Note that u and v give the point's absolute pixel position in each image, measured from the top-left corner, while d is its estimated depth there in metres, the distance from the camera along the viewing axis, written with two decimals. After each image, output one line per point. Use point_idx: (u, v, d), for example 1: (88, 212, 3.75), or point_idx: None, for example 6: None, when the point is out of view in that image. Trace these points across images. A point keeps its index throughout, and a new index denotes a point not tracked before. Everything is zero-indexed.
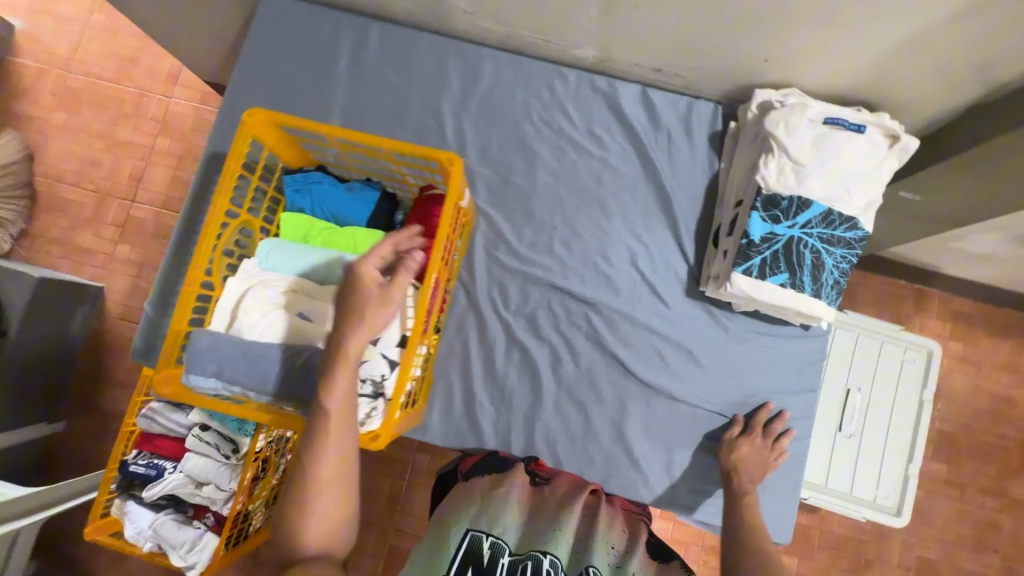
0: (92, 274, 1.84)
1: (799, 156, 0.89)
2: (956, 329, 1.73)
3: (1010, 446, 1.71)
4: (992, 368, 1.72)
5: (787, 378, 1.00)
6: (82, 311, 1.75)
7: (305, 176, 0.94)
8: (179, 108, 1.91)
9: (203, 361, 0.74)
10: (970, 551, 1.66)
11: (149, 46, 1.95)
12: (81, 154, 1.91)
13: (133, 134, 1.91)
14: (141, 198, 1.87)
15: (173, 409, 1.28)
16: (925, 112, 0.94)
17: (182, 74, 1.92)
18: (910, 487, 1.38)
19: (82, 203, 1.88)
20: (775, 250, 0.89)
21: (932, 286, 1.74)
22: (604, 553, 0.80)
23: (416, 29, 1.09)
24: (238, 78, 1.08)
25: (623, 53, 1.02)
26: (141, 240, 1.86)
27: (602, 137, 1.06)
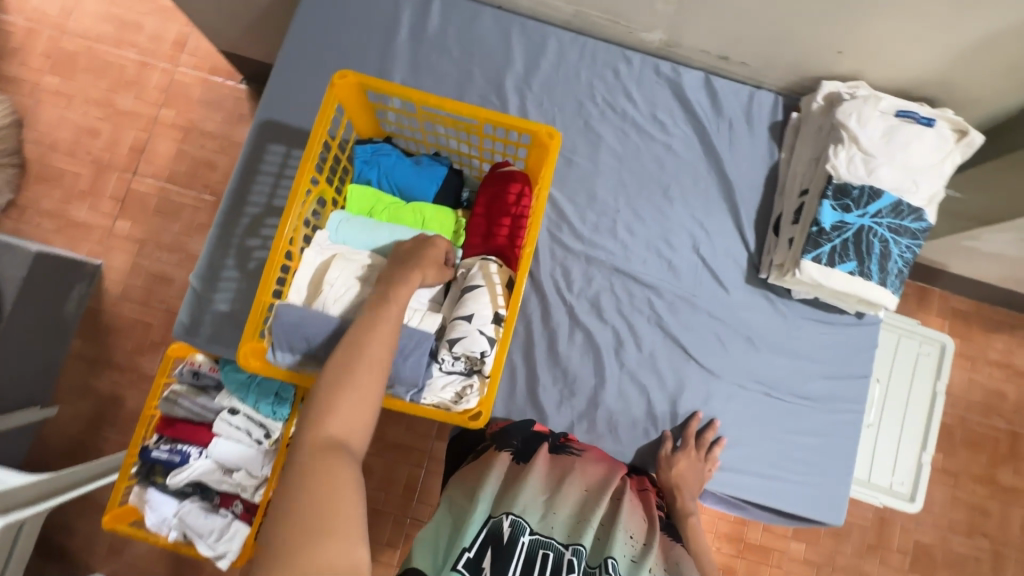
0: (86, 250, 1.71)
1: (870, 148, 0.91)
2: (955, 327, 1.81)
3: (1002, 437, 1.79)
4: (987, 363, 1.81)
5: (840, 364, 1.02)
6: (77, 290, 1.63)
7: (374, 147, 0.92)
8: (185, 77, 1.80)
9: (290, 335, 0.71)
10: (967, 538, 1.73)
11: (153, 9, 1.83)
12: (75, 121, 1.77)
13: (134, 102, 1.79)
14: (142, 170, 1.75)
15: (198, 393, 1.22)
16: (980, 109, 0.99)
17: (190, 42, 1.81)
18: (924, 473, 1.43)
19: (76, 174, 1.75)
20: (845, 238, 0.91)
21: (935, 284, 1.82)
22: (625, 541, 0.70)
23: (479, 4, 1.07)
24: (291, 42, 1.03)
25: (692, 39, 1.03)
26: (140, 214, 1.73)
27: (664, 122, 1.07)
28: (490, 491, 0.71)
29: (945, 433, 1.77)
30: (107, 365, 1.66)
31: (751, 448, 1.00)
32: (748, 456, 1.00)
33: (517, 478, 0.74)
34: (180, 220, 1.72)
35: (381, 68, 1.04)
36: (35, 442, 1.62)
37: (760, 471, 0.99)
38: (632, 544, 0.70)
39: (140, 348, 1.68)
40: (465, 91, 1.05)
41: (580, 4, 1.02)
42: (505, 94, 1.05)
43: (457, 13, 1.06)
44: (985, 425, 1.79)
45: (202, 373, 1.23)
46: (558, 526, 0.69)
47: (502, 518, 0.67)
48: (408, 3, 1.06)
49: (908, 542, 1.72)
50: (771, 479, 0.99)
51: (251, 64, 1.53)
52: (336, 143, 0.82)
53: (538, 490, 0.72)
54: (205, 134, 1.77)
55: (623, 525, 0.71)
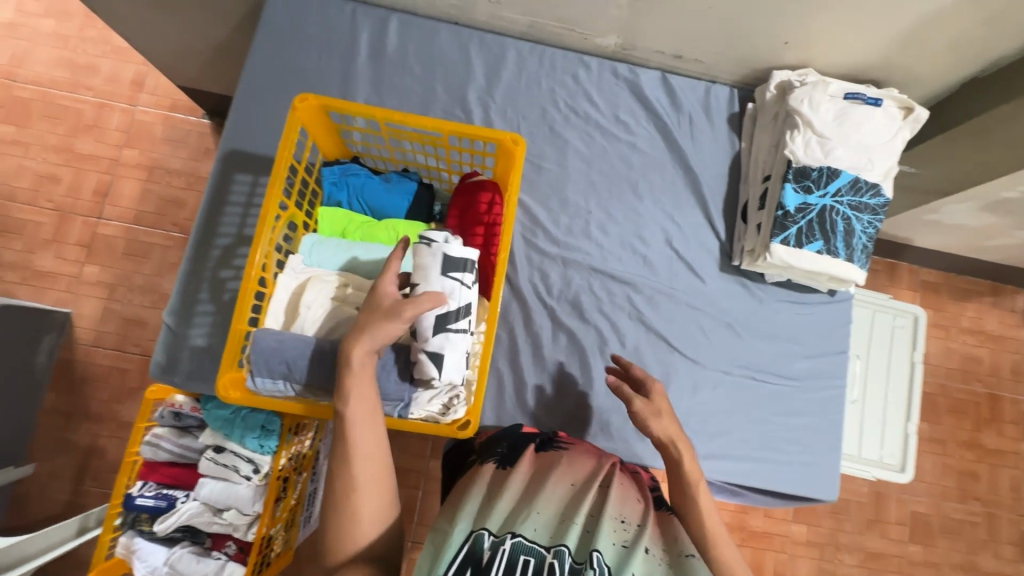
0: (54, 299, 1.66)
1: (824, 131, 0.95)
2: (926, 298, 1.87)
3: (982, 400, 1.84)
4: (960, 331, 1.87)
5: (819, 342, 1.04)
6: (47, 341, 1.57)
7: (342, 168, 0.91)
8: (146, 116, 1.78)
9: (270, 361, 0.70)
10: (961, 504, 1.76)
11: (108, 51, 1.81)
12: (34, 170, 1.73)
13: (94, 145, 1.76)
14: (107, 213, 1.71)
15: (181, 433, 1.18)
16: (924, 87, 1.03)
17: (149, 81, 1.80)
18: (911, 443, 1.47)
19: (39, 223, 1.70)
20: (810, 219, 0.94)
21: (903, 259, 1.87)
22: (617, 532, 0.63)
23: (436, 22, 1.09)
24: (251, 71, 1.03)
25: (646, 40, 1.06)
26: (108, 258, 1.70)
27: (627, 122, 1.09)
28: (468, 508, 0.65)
29: (928, 403, 1.82)
30: (84, 415, 1.61)
31: (742, 433, 1.01)
32: (740, 442, 1.00)
33: (495, 486, 0.68)
34: (151, 261, 1.69)
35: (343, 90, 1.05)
36: (13, 503, 1.55)
37: (753, 455, 1.00)
38: (625, 528, 0.64)
39: (118, 395, 1.63)
40: (429, 107, 1.06)
41: (535, 15, 1.04)
42: (469, 106, 1.06)
43: (414, 31, 1.08)
44: (965, 391, 1.84)
45: (183, 414, 1.19)
46: (543, 526, 0.62)
47: (481, 536, 0.60)
48: (365, 25, 1.07)
49: (905, 513, 1.75)
50: (765, 462, 1.00)
51: (212, 98, 1.53)
52: (301, 167, 0.82)
53: (517, 495, 0.66)
54: (171, 171, 1.75)
55: (612, 509, 0.65)
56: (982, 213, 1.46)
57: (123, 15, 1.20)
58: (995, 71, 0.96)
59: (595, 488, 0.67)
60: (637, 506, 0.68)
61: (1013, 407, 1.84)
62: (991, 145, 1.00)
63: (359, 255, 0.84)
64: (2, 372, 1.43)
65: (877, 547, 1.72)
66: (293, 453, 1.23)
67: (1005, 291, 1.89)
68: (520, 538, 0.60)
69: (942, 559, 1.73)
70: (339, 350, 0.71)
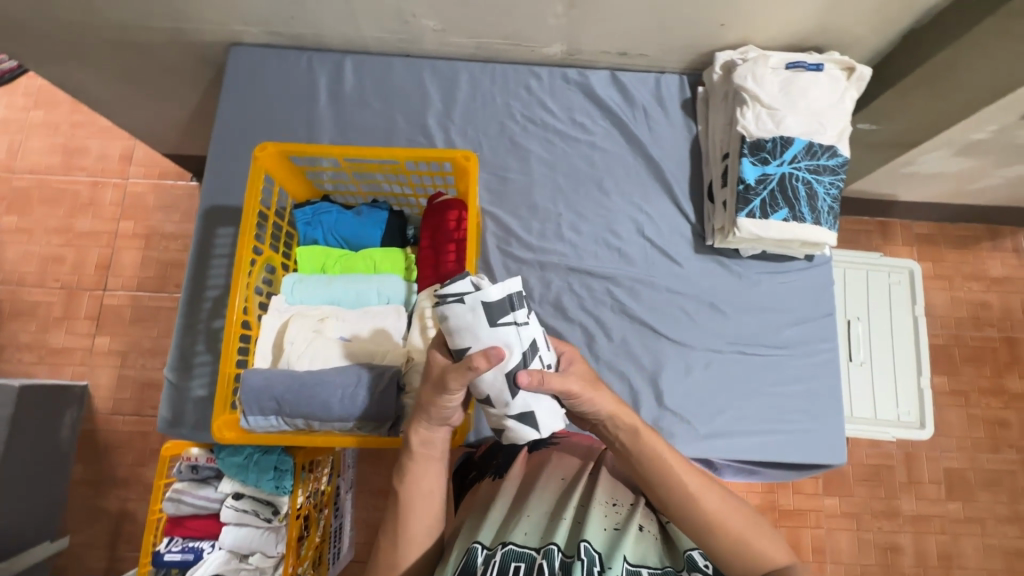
0: (71, 374, 1.72)
1: (771, 103, 0.97)
2: (923, 250, 1.85)
3: (998, 344, 1.81)
4: (964, 279, 1.84)
5: (804, 308, 1.05)
6: (69, 415, 1.63)
7: (313, 208, 0.96)
8: (137, 187, 1.86)
9: (260, 399, 0.73)
10: (993, 453, 1.72)
11: (96, 131, 1.90)
12: (39, 253, 1.81)
13: (92, 222, 1.84)
14: (112, 284, 1.78)
15: (200, 485, 1.21)
16: (867, 44, 1.05)
17: (136, 154, 1.88)
18: (926, 398, 1.44)
19: (50, 303, 1.78)
20: (771, 189, 0.96)
21: (892, 216, 1.85)
22: (603, 517, 0.62)
23: (388, 57, 1.14)
24: (221, 131, 1.09)
25: (589, 44, 1.09)
26: (117, 327, 1.76)
27: (584, 123, 1.12)
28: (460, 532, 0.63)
29: (943, 355, 1.79)
30: (112, 482, 1.65)
31: (742, 409, 1.01)
32: (740, 417, 1.01)
33: (484, 504, 0.67)
34: (157, 324, 1.74)
35: (310, 135, 1.10)
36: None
37: (755, 428, 1.00)
38: (616, 510, 0.64)
39: (141, 458, 1.67)
40: (392, 138, 1.10)
41: (480, 37, 1.08)
42: (430, 131, 1.10)
43: (369, 69, 1.13)
44: (979, 338, 1.81)
45: (200, 466, 1.22)
46: (535, 527, 0.61)
47: (474, 548, 0.59)
48: (322, 71, 1.13)
49: (938, 471, 1.71)
50: (767, 435, 1.00)
51: (195, 160, 1.59)
52: (271, 212, 0.86)
53: (505, 505, 0.65)
54: (167, 236, 1.82)
55: (600, 496, 0.65)
56: (959, 158, 1.46)
57: (99, 96, 1.27)
58: (933, 18, 0.98)
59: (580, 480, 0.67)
60: (628, 490, 0.69)
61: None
62: (942, 90, 1.01)
63: (339, 290, 0.90)
64: (29, 450, 1.49)
65: (915, 509, 1.68)
66: (310, 491, 1.24)
67: (1002, 232, 1.87)
68: (510, 545, 0.58)
69: (984, 513, 1.68)
70: (324, 380, 0.74)
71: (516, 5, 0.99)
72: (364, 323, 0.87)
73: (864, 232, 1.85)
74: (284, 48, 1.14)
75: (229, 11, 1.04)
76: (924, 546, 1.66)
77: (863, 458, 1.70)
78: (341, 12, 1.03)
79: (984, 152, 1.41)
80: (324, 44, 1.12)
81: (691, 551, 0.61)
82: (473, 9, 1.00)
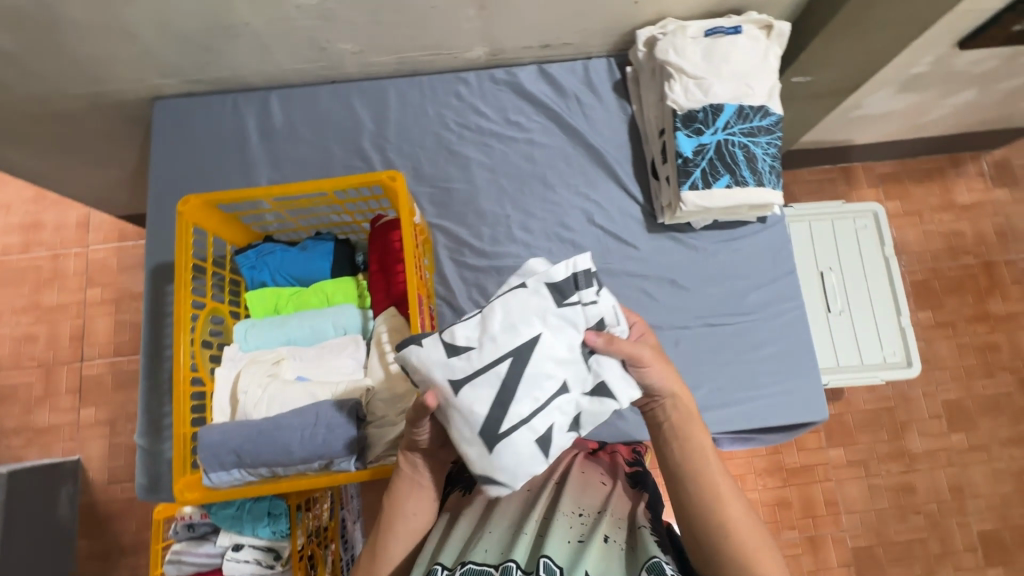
0: (60, 450, 1.69)
1: (697, 72, 0.97)
2: (890, 190, 1.85)
3: (977, 270, 1.79)
4: (933, 212, 1.82)
5: (764, 270, 1.05)
6: (64, 492, 1.60)
7: (255, 251, 0.94)
8: (98, 253, 1.83)
9: (219, 454, 0.76)
10: (989, 379, 1.71)
11: (48, 204, 1.87)
12: (10, 335, 1.78)
13: (58, 295, 1.81)
14: (88, 354, 1.75)
15: (199, 542, 1.19)
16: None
17: (93, 219, 1.85)
18: (910, 339, 1.37)
19: (28, 383, 1.74)
20: (710, 158, 0.96)
21: (853, 161, 1.84)
22: (567, 528, 0.65)
23: (315, 86, 1.13)
24: (158, 187, 1.08)
25: (510, 42, 1.08)
26: (99, 396, 1.73)
27: (519, 121, 1.12)
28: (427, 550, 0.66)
29: (925, 290, 1.77)
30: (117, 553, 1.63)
31: (717, 380, 1.01)
32: (715, 388, 1.00)
33: (448, 523, 0.70)
34: None
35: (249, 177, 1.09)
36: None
37: (733, 396, 1.00)
38: (582, 521, 0.66)
39: (144, 523, 1.65)
40: (331, 167, 1.09)
41: (401, 52, 1.07)
42: (368, 155, 1.10)
43: (297, 103, 1.12)
44: (957, 268, 1.78)
45: (197, 522, 1.20)
46: (496, 545, 0.64)
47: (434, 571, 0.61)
48: (251, 111, 1.12)
49: (938, 405, 1.68)
50: (747, 402, 1.00)
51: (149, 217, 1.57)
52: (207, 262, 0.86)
53: (471, 523, 0.68)
54: (137, 296, 1.79)
55: (565, 506, 0.67)
56: (905, 95, 1.45)
57: (34, 170, 1.24)
58: None
59: (545, 493, 0.70)
60: (596, 498, 0.71)
61: (1009, 269, 1.78)
62: (865, 32, 1.01)
63: (293, 329, 0.89)
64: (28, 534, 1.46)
65: (922, 446, 1.65)
66: (313, 530, 1.18)
67: (964, 159, 1.86)
68: (470, 564, 0.61)
69: (990, 440, 1.66)
70: (279, 426, 0.76)
71: (428, 16, 0.98)
72: (320, 360, 0.87)
73: (829, 180, 1.84)
74: (209, 94, 1.12)
75: (145, 67, 1.03)
76: (937, 481, 1.63)
77: (862, 404, 1.67)
78: (257, 51, 1.02)
79: (926, 86, 1.41)
80: (248, 84, 1.11)
81: (656, 557, 0.60)
82: (387, 26, 1.00)
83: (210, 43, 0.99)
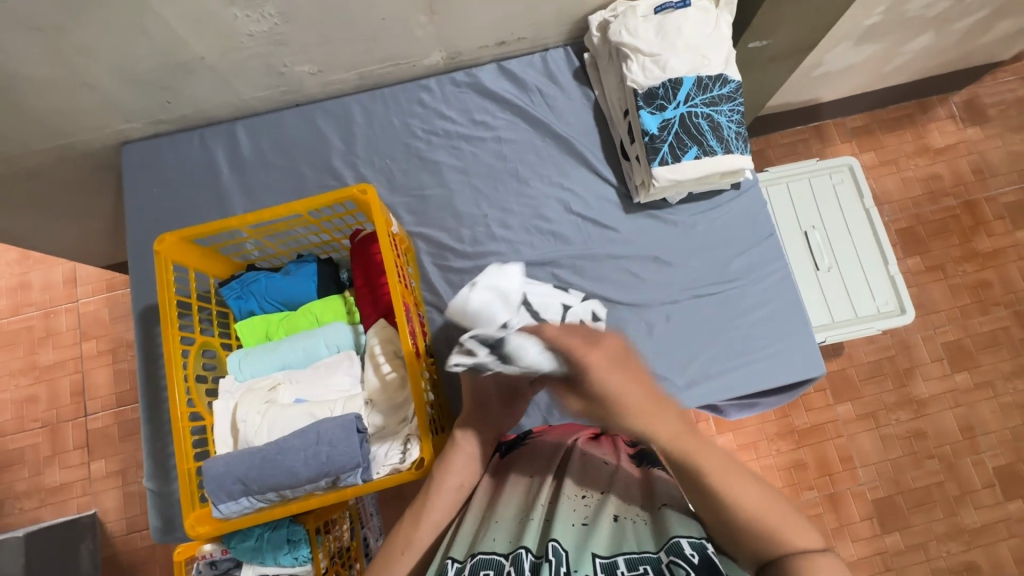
0: (76, 507, 1.68)
1: (652, 50, 0.97)
2: (862, 142, 1.86)
3: (959, 209, 1.82)
4: (909, 158, 1.85)
5: (743, 235, 1.06)
6: (84, 547, 1.59)
7: (241, 282, 0.96)
8: (89, 305, 1.83)
9: (225, 485, 0.76)
10: (984, 314, 1.72)
11: (33, 264, 1.87)
12: (10, 399, 1.77)
13: (54, 352, 1.80)
14: (91, 408, 1.75)
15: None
16: None
17: (79, 274, 1.85)
18: (899, 283, 1.44)
19: (35, 444, 1.74)
20: (675, 133, 0.96)
21: (824, 118, 1.87)
22: (572, 510, 0.65)
23: (280, 111, 1.14)
24: (137, 231, 1.08)
25: (465, 44, 1.09)
26: (106, 448, 1.72)
27: (485, 120, 1.12)
28: (441, 548, 0.68)
29: (910, 236, 1.79)
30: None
31: (712, 349, 1.01)
32: (709, 358, 1.01)
33: (461, 519, 0.72)
34: None
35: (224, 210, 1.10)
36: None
37: (730, 363, 1.01)
38: (586, 503, 0.67)
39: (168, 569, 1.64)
40: (305, 190, 1.10)
41: (359, 67, 1.08)
42: (340, 174, 1.10)
43: (263, 131, 1.13)
44: (939, 211, 1.80)
45: (219, 559, 1.10)
46: (506, 534, 0.65)
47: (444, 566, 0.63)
48: (218, 145, 1.12)
49: (937, 349, 1.69)
50: (743, 367, 1.00)
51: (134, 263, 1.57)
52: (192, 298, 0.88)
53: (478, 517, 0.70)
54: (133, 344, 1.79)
55: (568, 490, 0.69)
56: (862, 47, 1.47)
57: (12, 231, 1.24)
58: None
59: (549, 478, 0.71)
60: (599, 479, 0.72)
61: (990, 205, 1.81)
62: None
63: (285, 354, 0.90)
64: None
65: (928, 391, 1.65)
66: (334, 550, 1.14)
67: (931, 104, 1.89)
68: (479, 557, 0.61)
69: (994, 375, 1.67)
70: (280, 449, 0.77)
71: (378, 28, 0.99)
72: (315, 381, 0.87)
73: (802, 140, 1.86)
74: (175, 133, 1.13)
75: (106, 114, 1.03)
76: (942, 425, 1.62)
77: (863, 357, 1.66)
78: (215, 83, 1.03)
79: (882, 35, 1.42)
80: (212, 117, 1.12)
81: (677, 536, 0.57)
82: (338, 43, 1.00)
83: (167, 83, 1.00)
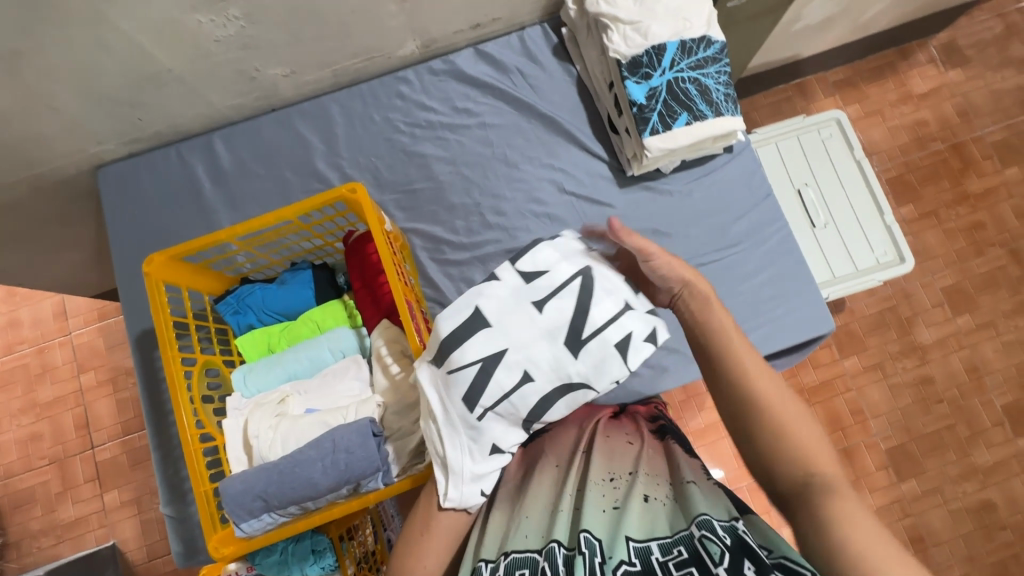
0: (94, 539, 1.67)
1: (632, 18, 0.95)
2: (844, 95, 1.85)
3: (945, 153, 1.77)
4: (893, 106, 1.80)
5: (741, 198, 1.05)
6: None
7: (235, 296, 0.94)
8: (82, 336, 1.79)
9: (245, 502, 0.75)
10: (980, 257, 1.70)
11: (20, 301, 1.83)
12: (14, 439, 1.74)
13: (53, 388, 1.77)
14: (98, 439, 1.72)
15: None
16: None
17: (69, 305, 1.81)
18: (897, 232, 1.42)
19: (45, 481, 1.71)
20: (664, 100, 0.94)
21: (806, 74, 1.80)
22: (601, 495, 0.68)
23: (257, 118, 1.11)
24: (127, 252, 1.06)
25: (440, 30, 1.06)
26: (118, 478, 1.70)
27: (468, 107, 1.10)
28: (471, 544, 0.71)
29: (901, 185, 1.75)
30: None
31: None
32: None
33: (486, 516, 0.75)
34: None
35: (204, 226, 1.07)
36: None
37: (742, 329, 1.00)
38: (615, 484, 0.70)
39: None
40: (291, 197, 1.07)
41: (333, 64, 1.05)
42: (325, 175, 1.08)
43: (241, 140, 1.09)
44: (927, 157, 1.77)
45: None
46: (537, 529, 0.67)
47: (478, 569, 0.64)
48: (196, 158, 1.09)
49: (937, 295, 1.68)
50: (755, 331, 1.00)
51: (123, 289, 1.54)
52: (188, 318, 0.85)
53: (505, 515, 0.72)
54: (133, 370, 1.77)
55: (596, 475, 0.71)
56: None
57: None
58: None
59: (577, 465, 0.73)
60: (624, 459, 0.75)
61: (977, 144, 1.77)
62: None
63: (294, 362, 0.89)
64: None
65: (932, 337, 1.65)
66: (361, 558, 1.12)
67: (911, 49, 1.84)
68: (513, 554, 0.64)
69: (993, 314, 1.67)
70: (298, 464, 0.75)
71: (352, 22, 0.96)
72: (324, 389, 0.86)
73: (785, 100, 1.80)
74: (153, 150, 1.10)
75: (77, 137, 1.00)
76: (949, 366, 1.64)
77: (865, 310, 1.67)
78: (190, 95, 1.00)
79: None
80: (191, 131, 1.09)
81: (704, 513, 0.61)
82: (311, 43, 0.98)
83: (140, 98, 0.97)
